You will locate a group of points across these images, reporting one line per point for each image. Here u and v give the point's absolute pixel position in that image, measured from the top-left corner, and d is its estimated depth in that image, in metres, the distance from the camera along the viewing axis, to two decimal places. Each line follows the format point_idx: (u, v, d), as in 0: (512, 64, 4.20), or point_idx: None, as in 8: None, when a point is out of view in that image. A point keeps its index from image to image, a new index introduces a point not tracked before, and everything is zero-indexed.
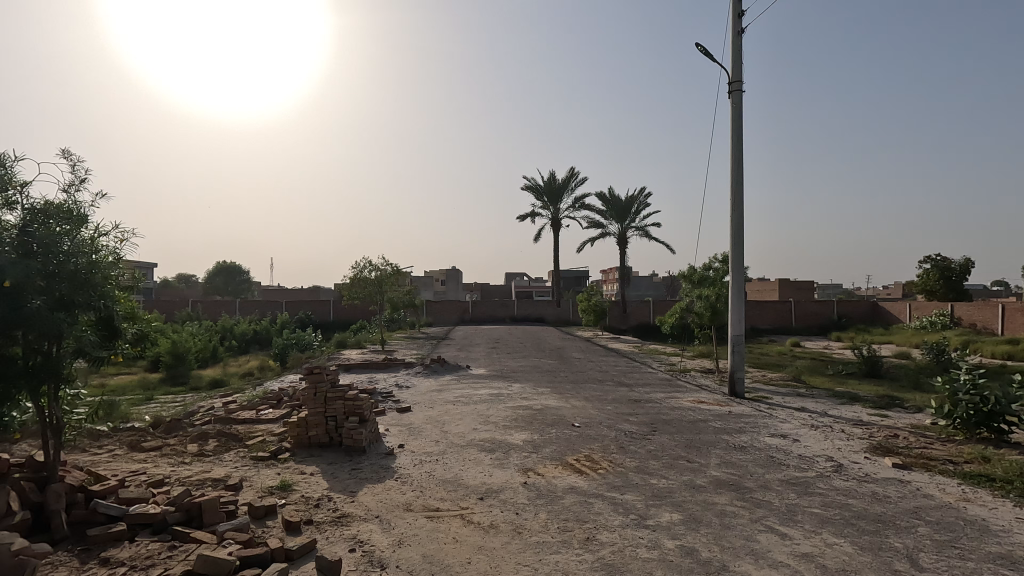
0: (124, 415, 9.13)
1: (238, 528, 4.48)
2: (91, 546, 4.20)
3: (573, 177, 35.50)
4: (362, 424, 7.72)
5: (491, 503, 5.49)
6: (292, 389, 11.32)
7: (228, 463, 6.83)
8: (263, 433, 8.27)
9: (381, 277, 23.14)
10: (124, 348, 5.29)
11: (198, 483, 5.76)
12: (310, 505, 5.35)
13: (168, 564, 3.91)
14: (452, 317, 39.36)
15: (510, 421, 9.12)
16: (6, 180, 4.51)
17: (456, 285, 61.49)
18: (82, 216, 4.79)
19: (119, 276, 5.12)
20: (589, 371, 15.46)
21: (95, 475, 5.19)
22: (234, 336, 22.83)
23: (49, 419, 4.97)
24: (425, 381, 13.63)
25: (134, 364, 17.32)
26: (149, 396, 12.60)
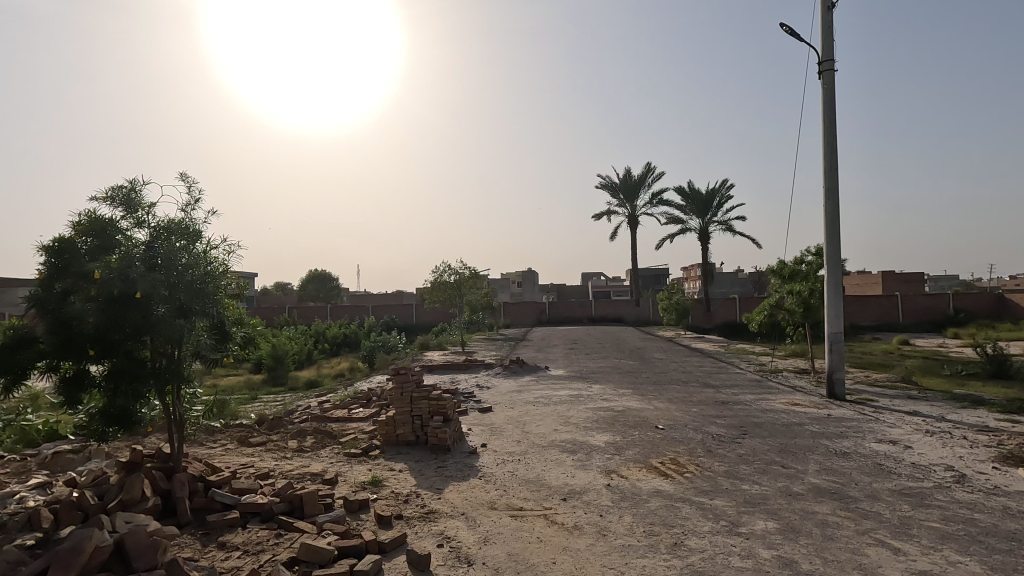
0: (234, 413, 10.01)
1: (335, 520, 4.75)
2: (210, 530, 4.61)
3: (649, 172, 34.59)
4: (446, 423, 7.95)
5: (574, 504, 5.46)
6: (380, 389, 11.88)
7: (325, 459, 7.28)
8: (355, 431, 8.74)
9: (459, 280, 23.69)
10: (233, 350, 5.78)
11: (299, 476, 6.19)
12: (399, 501, 5.59)
13: (275, 550, 4.23)
14: (529, 317, 39.49)
15: (592, 422, 9.03)
16: (136, 202, 5.09)
17: (533, 287, 61.78)
18: (197, 232, 5.30)
19: (228, 285, 5.60)
20: (671, 372, 14.96)
21: (211, 466, 5.72)
22: (326, 339, 24.26)
23: (174, 415, 5.52)
24: (505, 382, 13.83)
25: (240, 366, 18.89)
26: (254, 395, 13.71)
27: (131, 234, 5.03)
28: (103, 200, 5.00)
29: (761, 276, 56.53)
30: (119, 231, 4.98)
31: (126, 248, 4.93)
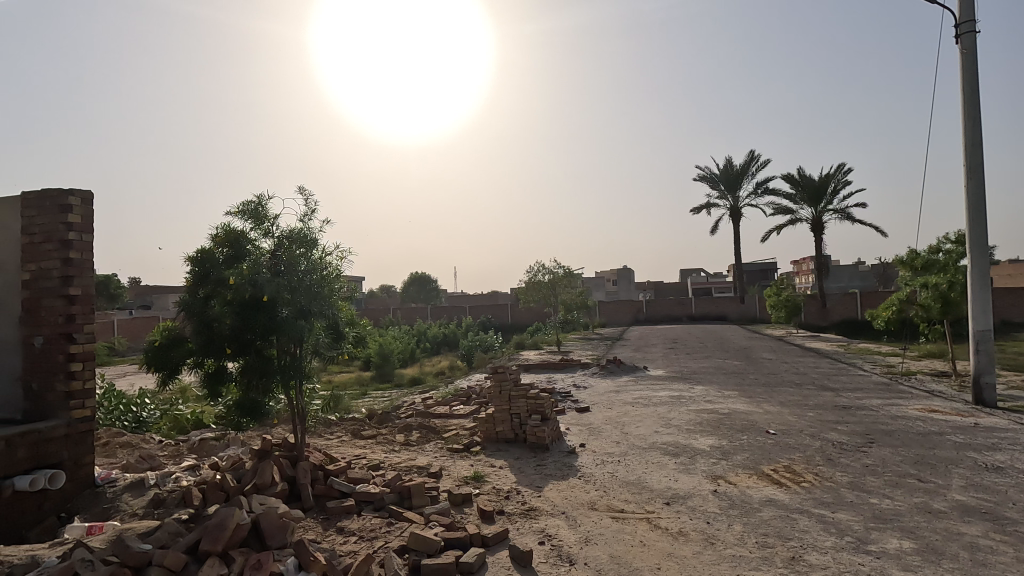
0: (347, 407, 10.77)
1: (441, 512, 4.95)
2: (329, 515, 4.98)
3: (753, 160, 32.51)
4: (544, 422, 8.00)
5: (679, 509, 5.26)
6: (479, 387, 12.19)
7: (430, 453, 7.61)
8: (456, 427, 9.05)
9: (554, 280, 23.71)
10: (346, 348, 6.21)
11: (407, 469, 6.53)
12: (500, 497, 5.71)
13: (387, 538, 4.49)
14: (626, 316, 38.59)
15: (695, 425, 8.66)
16: (262, 215, 5.62)
17: (628, 286, 60.37)
18: (314, 239, 5.75)
19: (341, 288, 6.01)
20: (783, 374, 13.93)
21: (329, 456, 6.19)
22: (427, 339, 25.33)
23: (297, 408, 6.04)
24: (602, 382, 13.64)
25: (351, 364, 20.24)
26: (364, 391, 14.64)
27: (259, 243, 5.56)
28: (236, 214, 5.58)
29: (887, 269, 51.00)
30: (249, 241, 5.53)
31: (255, 256, 5.47)
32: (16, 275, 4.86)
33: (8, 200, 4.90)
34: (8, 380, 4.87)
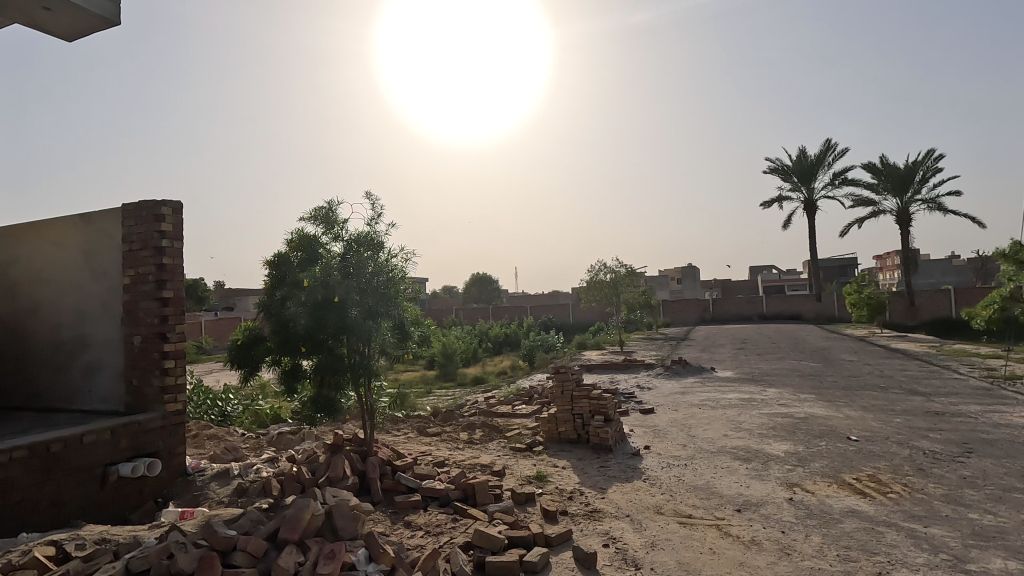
0: (413, 405, 11.06)
1: (504, 510, 5.00)
2: (397, 509, 5.14)
3: (830, 150, 30.63)
4: (608, 423, 7.88)
5: (751, 517, 5.04)
6: (541, 387, 12.19)
7: (493, 451, 7.69)
8: (519, 427, 9.09)
9: (616, 279, 23.32)
10: (412, 348, 6.38)
11: (471, 466, 6.63)
12: (564, 497, 5.69)
13: (453, 534, 4.57)
14: (692, 315, 37.38)
15: (768, 429, 8.26)
16: (333, 219, 5.88)
17: (694, 284, 58.46)
18: (380, 242, 5.95)
19: (407, 289, 6.18)
20: (866, 376, 13.04)
21: (396, 452, 6.39)
22: (489, 338, 25.60)
23: (366, 405, 6.28)
24: (667, 383, 13.28)
25: (416, 363, 20.78)
26: (429, 389, 15.00)
27: (330, 246, 5.82)
28: (309, 219, 5.86)
29: (986, 263, 46.68)
30: (321, 244, 5.80)
31: (326, 259, 5.72)
32: (119, 280, 5.34)
33: (111, 211, 5.37)
34: (113, 375, 5.35)
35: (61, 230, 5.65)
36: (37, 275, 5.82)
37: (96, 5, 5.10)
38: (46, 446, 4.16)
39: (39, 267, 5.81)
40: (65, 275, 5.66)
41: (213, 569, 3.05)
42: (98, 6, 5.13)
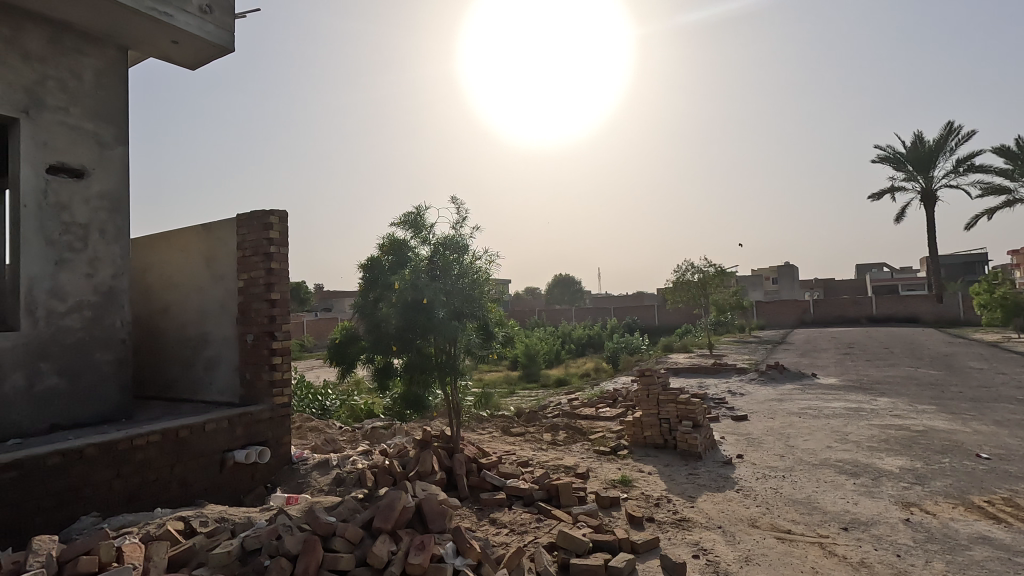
0: (497, 404, 11.25)
1: (589, 513, 4.95)
2: (483, 506, 5.25)
3: (952, 133, 27.51)
4: (696, 429, 7.57)
5: (859, 537, 4.64)
6: (626, 390, 11.94)
7: (576, 453, 7.66)
8: (603, 429, 8.98)
9: (705, 279, 22.30)
10: (497, 348, 6.48)
11: (554, 467, 6.65)
12: (650, 503, 5.54)
13: (537, 534, 4.60)
14: (789, 317, 34.97)
15: (879, 442, 7.56)
16: (421, 224, 6.12)
17: (791, 284, 54.74)
18: (465, 245, 6.10)
19: (491, 290, 6.31)
20: (999, 387, 11.57)
21: (482, 450, 6.53)
22: (572, 340, 25.44)
23: (453, 403, 6.45)
24: (762, 389, 12.55)
25: (500, 364, 21.10)
26: (512, 390, 15.18)
27: (418, 250, 6.06)
28: (399, 224, 6.13)
29: None
30: (410, 248, 6.05)
31: (414, 262, 5.97)
32: (234, 283, 5.88)
33: (227, 221, 5.94)
34: (229, 370, 5.91)
35: (187, 239, 6.32)
36: (169, 279, 6.55)
37: (215, 35, 5.65)
38: (175, 431, 4.67)
39: (170, 272, 6.54)
40: (190, 278, 6.32)
41: (315, 552, 3.28)
42: (217, 36, 5.68)
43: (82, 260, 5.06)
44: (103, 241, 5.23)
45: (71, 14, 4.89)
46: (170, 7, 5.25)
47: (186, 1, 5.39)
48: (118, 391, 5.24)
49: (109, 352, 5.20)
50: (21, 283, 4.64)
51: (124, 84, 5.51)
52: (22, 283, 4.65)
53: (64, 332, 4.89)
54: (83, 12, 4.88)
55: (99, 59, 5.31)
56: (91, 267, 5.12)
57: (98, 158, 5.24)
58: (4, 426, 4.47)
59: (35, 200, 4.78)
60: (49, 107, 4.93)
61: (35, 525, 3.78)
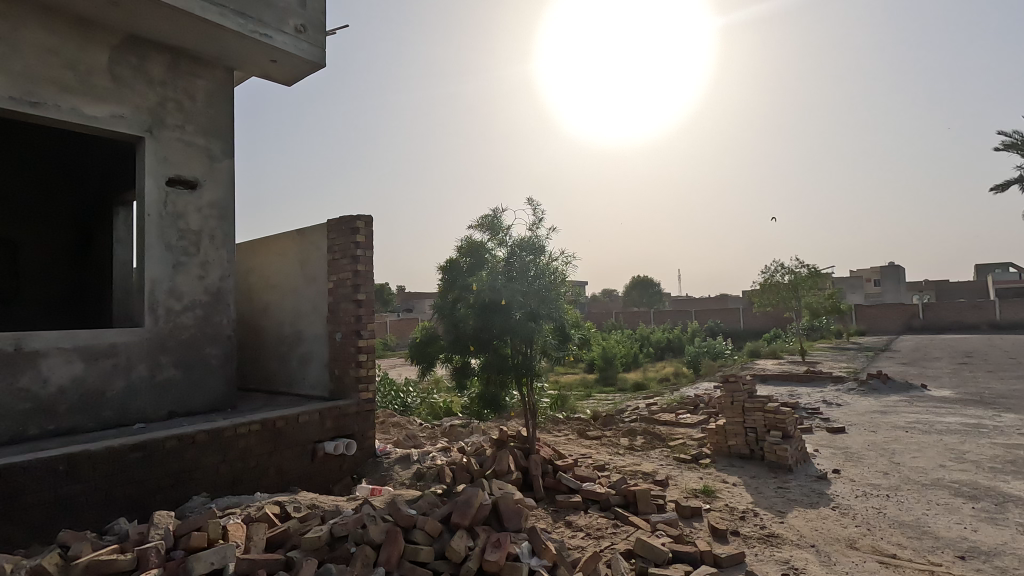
0: (573, 407, 11.16)
1: (668, 522, 4.79)
2: (559, 508, 5.23)
3: None
4: (787, 440, 7.12)
5: (979, 568, 4.16)
6: (708, 396, 11.46)
7: (655, 460, 7.44)
8: (684, 436, 8.66)
9: (796, 281, 20.93)
10: (573, 349, 6.43)
11: (632, 473, 6.50)
12: (735, 516, 5.27)
13: (614, 540, 4.51)
14: (895, 322, 32.03)
15: (1005, 463, 6.73)
16: (498, 226, 6.20)
17: (897, 286, 50.14)
18: (542, 246, 6.12)
19: (567, 292, 6.28)
20: None
21: (558, 452, 6.51)
22: (651, 343, 24.77)
23: (529, 404, 6.48)
24: (862, 400, 11.57)
25: (576, 366, 20.96)
26: (589, 393, 15.01)
27: (495, 252, 6.15)
28: (477, 227, 6.25)
29: None
30: (487, 250, 6.16)
31: (492, 263, 6.06)
32: (325, 284, 6.26)
33: (319, 226, 6.32)
34: (321, 365, 6.29)
35: (284, 244, 6.81)
36: (268, 281, 7.08)
37: (308, 52, 6.02)
38: (273, 422, 5.03)
39: (269, 275, 7.07)
40: (286, 280, 6.80)
41: (397, 543, 3.41)
42: (310, 53, 6.05)
43: (195, 264, 5.59)
44: (212, 246, 5.75)
45: (187, 41, 5.42)
46: (269, 29, 5.64)
47: (283, 22, 5.78)
48: (224, 383, 5.73)
49: (217, 347, 5.70)
50: (146, 284, 5.20)
51: (231, 102, 6.03)
52: (146, 284, 5.20)
53: (180, 328, 5.41)
54: (197, 38, 5.38)
55: (209, 80, 5.85)
56: (202, 270, 5.64)
57: (208, 170, 5.77)
58: (131, 411, 5.02)
59: (157, 209, 5.34)
60: (169, 125, 5.49)
61: (155, 501, 4.20)
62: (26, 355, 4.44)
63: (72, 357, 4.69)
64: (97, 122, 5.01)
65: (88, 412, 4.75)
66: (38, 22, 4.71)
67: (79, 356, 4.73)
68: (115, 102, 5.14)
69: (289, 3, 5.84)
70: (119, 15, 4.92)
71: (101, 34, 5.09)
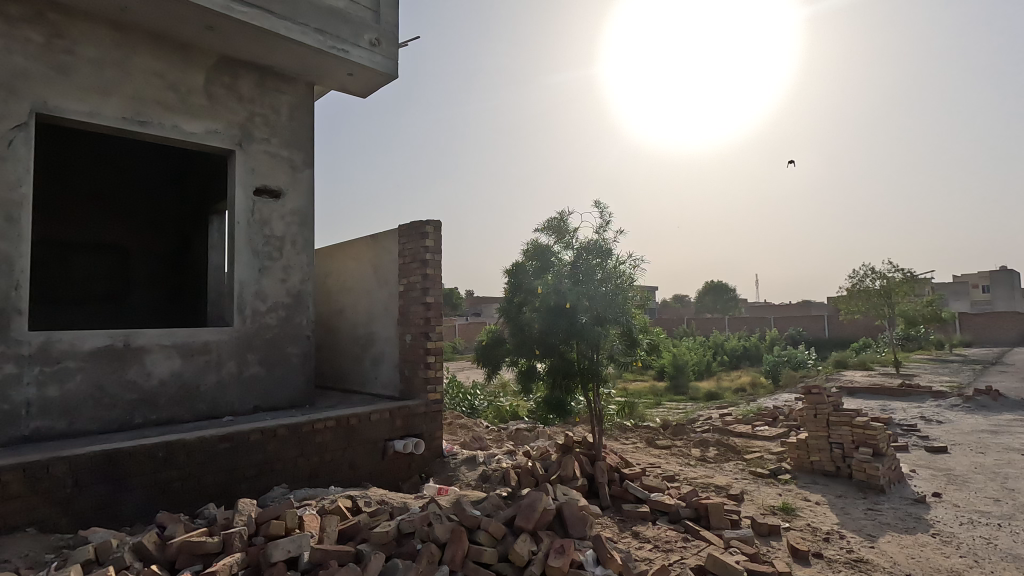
0: (642, 415, 10.88)
1: (743, 539, 4.54)
2: (625, 518, 5.10)
3: None
4: (878, 458, 6.57)
5: None
6: (789, 408, 10.78)
7: (729, 473, 7.09)
8: (761, 450, 8.20)
9: (888, 286, 19.33)
10: (642, 355, 6.26)
11: (704, 485, 6.23)
12: (818, 537, 4.92)
13: (683, 554, 4.32)
14: (1007, 333, 28.84)
15: None
16: (564, 229, 6.16)
17: (1010, 292, 45.15)
18: (609, 249, 6.02)
19: (634, 296, 6.15)
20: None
21: (625, 461, 6.35)
22: (725, 351, 23.70)
23: (595, 410, 6.38)
24: (968, 417, 10.48)
25: (645, 373, 20.44)
26: (658, 401, 14.55)
27: (561, 255, 6.11)
28: (542, 230, 6.23)
29: None
30: (554, 253, 6.12)
31: (558, 267, 6.02)
32: (396, 287, 6.47)
33: (391, 232, 6.54)
34: (391, 366, 6.49)
35: (359, 249, 7.11)
36: (344, 284, 7.42)
37: (382, 64, 6.26)
38: (347, 419, 5.24)
39: (345, 278, 7.40)
40: (361, 284, 7.09)
41: (461, 543, 3.44)
42: (384, 65, 6.29)
43: (279, 268, 5.95)
44: (294, 252, 6.10)
45: (272, 59, 5.79)
46: (346, 44, 5.91)
47: (359, 37, 6.04)
48: (304, 380, 6.05)
49: (297, 346, 6.03)
50: (235, 287, 5.59)
51: (312, 115, 6.38)
52: (235, 287, 5.59)
53: (264, 328, 5.77)
54: (280, 56, 5.74)
55: (292, 95, 6.22)
56: (285, 273, 6.00)
57: (291, 180, 6.13)
58: (221, 404, 5.41)
59: (246, 217, 5.74)
60: (256, 139, 5.89)
61: (240, 489, 4.49)
62: (133, 350, 4.89)
63: (171, 353, 5.12)
64: (194, 137, 5.45)
65: (184, 404, 5.16)
66: (146, 48, 5.20)
67: (177, 353, 5.15)
68: (210, 119, 5.58)
69: (365, 18, 6.10)
70: (214, 38, 5.33)
71: (199, 56, 5.54)
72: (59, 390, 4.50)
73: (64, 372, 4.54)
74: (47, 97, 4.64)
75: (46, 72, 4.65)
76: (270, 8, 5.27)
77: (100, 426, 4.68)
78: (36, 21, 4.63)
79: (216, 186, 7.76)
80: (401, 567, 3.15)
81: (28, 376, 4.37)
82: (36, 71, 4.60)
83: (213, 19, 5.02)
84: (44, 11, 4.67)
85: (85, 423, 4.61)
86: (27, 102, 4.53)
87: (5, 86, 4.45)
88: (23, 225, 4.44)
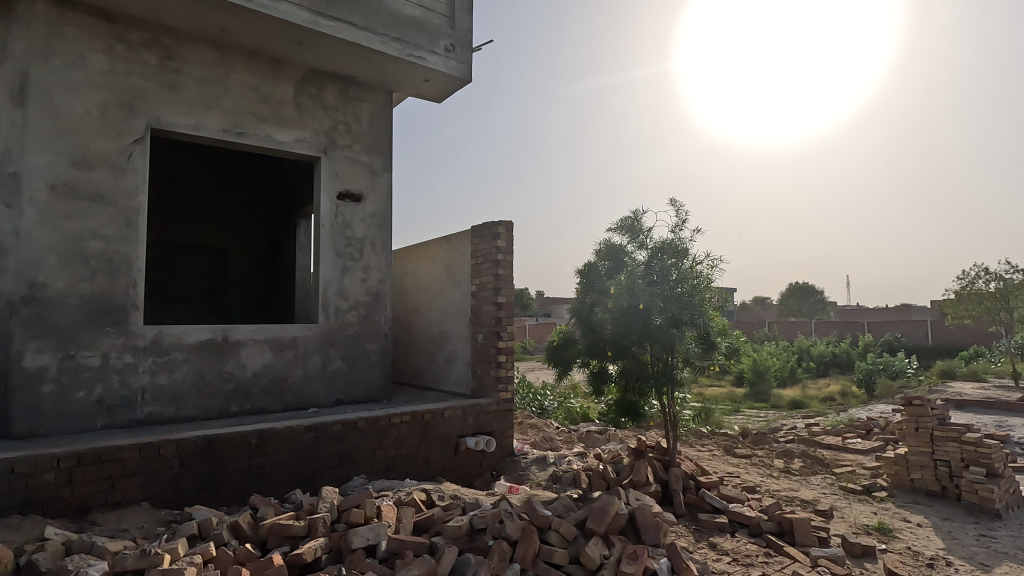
0: (718, 421, 10.44)
1: (833, 558, 4.24)
2: (702, 528, 4.91)
3: None
4: (992, 479, 5.92)
5: None
6: (885, 420, 9.94)
7: (816, 487, 6.65)
8: (852, 463, 7.63)
9: (1005, 289, 17.38)
10: (720, 359, 6.00)
11: (788, 499, 5.88)
12: (920, 562, 4.50)
13: (765, 569, 4.09)
14: None
15: None
16: (638, 228, 6.02)
17: None
18: (685, 249, 5.81)
19: (712, 297, 5.91)
20: None
21: (701, 468, 6.11)
22: (811, 357, 22.23)
23: (669, 415, 6.17)
24: None
25: (722, 378, 19.57)
26: (737, 408, 13.89)
27: (635, 255, 5.96)
28: (616, 229, 6.12)
29: None
30: (627, 254, 5.99)
31: (631, 266, 5.89)
32: (469, 287, 6.60)
33: (464, 233, 6.68)
34: (464, 364, 6.62)
35: (433, 249, 7.31)
36: (419, 284, 7.66)
37: (456, 69, 6.40)
38: (421, 415, 5.40)
39: (420, 278, 7.64)
40: (435, 283, 7.29)
41: (532, 542, 3.45)
42: (458, 70, 6.43)
43: (359, 268, 6.23)
44: (373, 252, 6.36)
45: (354, 69, 6.08)
46: (423, 51, 6.09)
47: (435, 44, 6.20)
48: (381, 376, 6.30)
49: (376, 343, 6.29)
50: (320, 286, 5.93)
51: (390, 121, 6.64)
52: (321, 286, 5.92)
53: (346, 325, 6.07)
54: (361, 65, 6.01)
55: (372, 103, 6.50)
56: (365, 273, 6.27)
57: (370, 183, 6.41)
58: (307, 396, 5.74)
59: (329, 219, 6.05)
60: (340, 145, 6.21)
61: (324, 477, 4.75)
62: (230, 344, 5.30)
63: (263, 347, 5.50)
64: (284, 146, 5.83)
65: (274, 395, 5.53)
66: (243, 64, 5.62)
67: (269, 347, 5.53)
68: (299, 128, 5.95)
69: (440, 25, 6.27)
70: (302, 52, 5.68)
71: (289, 70, 5.92)
72: (168, 378, 4.96)
73: (172, 362, 4.99)
74: (161, 113, 5.12)
75: (160, 91, 5.14)
76: (352, 21, 5.53)
77: (203, 413, 5.12)
78: (152, 45, 5.12)
79: (303, 191, 8.26)
80: (472, 562, 3.20)
81: (143, 365, 4.85)
82: (152, 90, 5.10)
83: (302, 34, 5.34)
84: (159, 36, 5.16)
85: (189, 410, 5.05)
86: (144, 118, 5.03)
87: (126, 104, 4.96)
88: (140, 229, 4.93)
